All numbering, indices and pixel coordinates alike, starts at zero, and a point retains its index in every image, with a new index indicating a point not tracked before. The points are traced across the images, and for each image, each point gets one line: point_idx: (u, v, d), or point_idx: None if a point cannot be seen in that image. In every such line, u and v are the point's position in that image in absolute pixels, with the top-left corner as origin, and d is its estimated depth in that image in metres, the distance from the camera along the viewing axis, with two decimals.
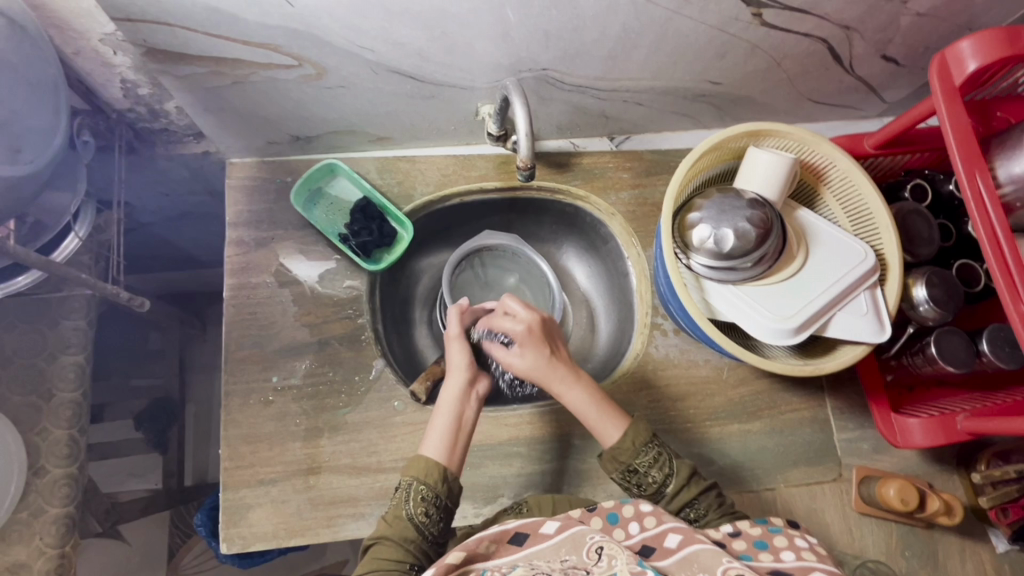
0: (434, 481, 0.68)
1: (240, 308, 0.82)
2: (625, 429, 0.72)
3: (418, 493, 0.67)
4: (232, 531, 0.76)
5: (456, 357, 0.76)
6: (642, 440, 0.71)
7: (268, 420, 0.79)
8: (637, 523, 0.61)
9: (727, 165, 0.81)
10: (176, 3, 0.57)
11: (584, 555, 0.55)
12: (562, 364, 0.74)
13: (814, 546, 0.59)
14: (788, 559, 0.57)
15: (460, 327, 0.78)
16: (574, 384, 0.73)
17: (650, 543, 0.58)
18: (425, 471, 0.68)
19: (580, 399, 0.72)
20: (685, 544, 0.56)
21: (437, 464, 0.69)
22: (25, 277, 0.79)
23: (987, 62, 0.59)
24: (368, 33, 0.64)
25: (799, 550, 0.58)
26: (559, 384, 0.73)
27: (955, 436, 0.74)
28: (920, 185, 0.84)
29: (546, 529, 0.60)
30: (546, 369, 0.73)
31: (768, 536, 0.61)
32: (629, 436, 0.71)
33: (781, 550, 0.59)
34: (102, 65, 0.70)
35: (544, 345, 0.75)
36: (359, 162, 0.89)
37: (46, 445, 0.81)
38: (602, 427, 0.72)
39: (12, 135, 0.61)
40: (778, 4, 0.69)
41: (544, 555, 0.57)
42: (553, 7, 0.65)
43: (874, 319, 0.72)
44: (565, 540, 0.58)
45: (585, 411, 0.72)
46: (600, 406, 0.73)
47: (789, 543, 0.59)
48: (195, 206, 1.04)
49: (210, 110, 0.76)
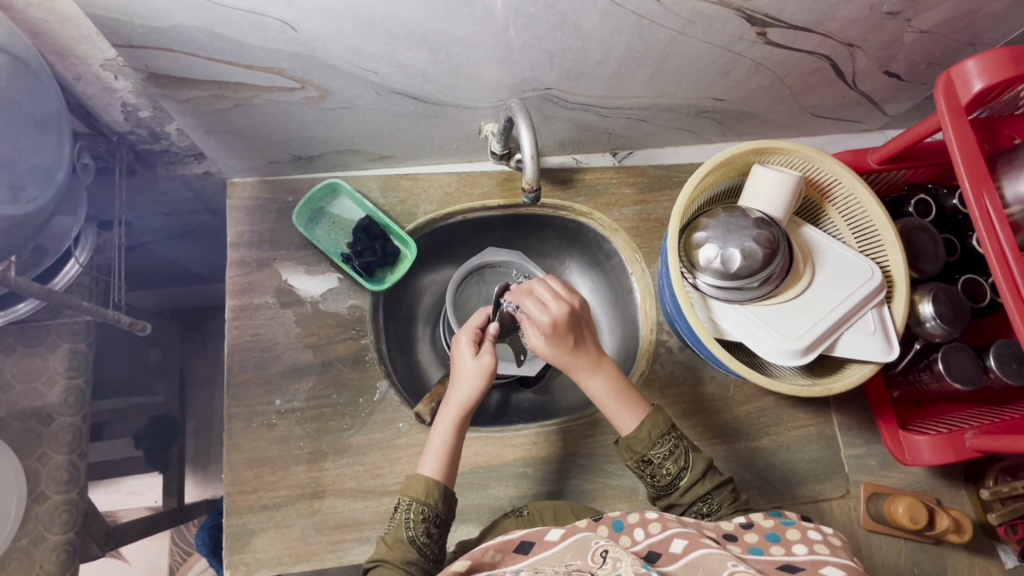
0: (435, 501, 0.67)
1: (243, 330, 0.82)
2: (642, 419, 0.70)
3: (418, 514, 0.66)
4: (236, 557, 0.75)
5: (478, 378, 0.74)
6: (658, 431, 0.69)
7: (271, 443, 0.78)
8: (642, 529, 0.59)
9: (731, 182, 0.80)
10: (179, 30, 0.57)
11: (589, 558, 0.54)
12: (583, 353, 0.73)
13: (827, 537, 0.57)
14: (800, 553, 0.55)
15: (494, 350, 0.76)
16: (594, 374, 0.72)
17: (657, 549, 0.56)
18: (426, 493, 0.67)
19: (599, 386, 0.72)
20: (691, 548, 0.54)
21: (435, 483, 0.68)
22: (26, 304, 0.77)
23: (993, 81, 0.59)
24: (372, 57, 0.64)
25: (811, 543, 0.56)
26: (578, 372, 0.73)
27: (964, 453, 0.73)
28: (924, 200, 0.84)
29: (550, 537, 0.59)
30: (564, 359, 0.73)
31: (780, 529, 0.59)
32: (645, 425, 0.69)
33: (794, 544, 0.56)
34: (103, 90, 0.70)
35: (567, 336, 0.72)
36: (361, 181, 0.89)
37: (45, 471, 0.80)
38: (616, 410, 0.71)
39: (14, 172, 0.62)
40: (783, 23, 0.69)
41: (550, 562, 0.56)
42: (558, 29, 0.64)
43: (882, 338, 0.72)
44: (570, 546, 0.57)
45: (602, 398, 0.72)
46: (618, 394, 0.72)
47: (801, 536, 0.57)
48: (195, 225, 1.03)
49: (212, 132, 0.76)
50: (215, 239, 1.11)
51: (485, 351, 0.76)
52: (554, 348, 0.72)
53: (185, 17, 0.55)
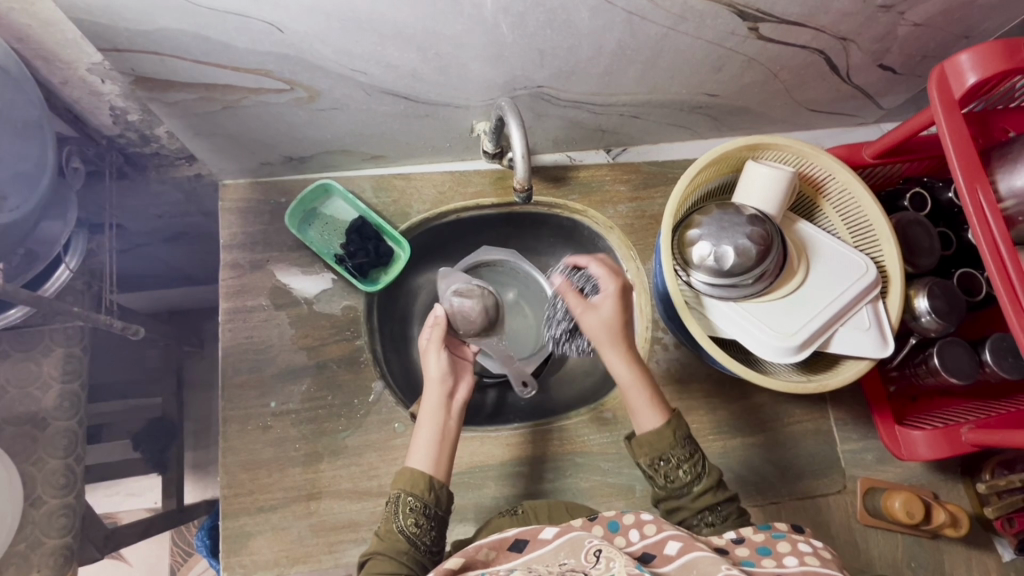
0: (422, 491, 0.67)
1: (237, 333, 0.82)
2: (663, 420, 0.70)
3: (406, 504, 0.66)
4: (233, 559, 0.75)
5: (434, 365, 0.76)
6: (682, 433, 0.69)
7: (266, 446, 0.78)
8: (637, 530, 0.59)
9: (725, 179, 0.80)
10: (164, 33, 0.56)
11: (583, 557, 0.54)
12: (626, 336, 0.75)
13: (818, 550, 0.57)
14: (791, 564, 0.55)
15: (442, 335, 0.79)
16: (628, 358, 0.73)
17: (651, 550, 0.56)
18: (411, 483, 0.67)
19: (629, 373, 0.72)
20: (685, 550, 0.54)
21: (425, 475, 0.68)
22: (18, 311, 0.77)
23: (987, 75, 0.58)
24: (360, 57, 0.64)
25: (802, 555, 0.56)
26: (614, 352, 0.74)
27: (961, 448, 0.73)
28: (919, 194, 0.83)
29: (545, 535, 0.59)
30: (607, 335, 0.74)
31: (770, 543, 0.58)
32: (671, 424, 0.69)
33: (784, 555, 0.56)
34: (90, 94, 0.69)
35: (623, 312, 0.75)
36: (354, 182, 0.89)
37: (42, 475, 0.80)
38: (641, 402, 0.71)
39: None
40: (775, 18, 0.68)
41: (544, 560, 0.56)
42: (547, 27, 0.64)
43: (876, 334, 0.71)
44: (563, 544, 0.57)
45: (630, 385, 0.72)
46: (645, 388, 0.72)
47: (792, 548, 0.57)
48: (189, 227, 1.03)
49: (201, 134, 0.75)
50: (209, 240, 1.11)
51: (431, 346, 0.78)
52: (609, 316, 0.74)
53: (170, 20, 0.55)
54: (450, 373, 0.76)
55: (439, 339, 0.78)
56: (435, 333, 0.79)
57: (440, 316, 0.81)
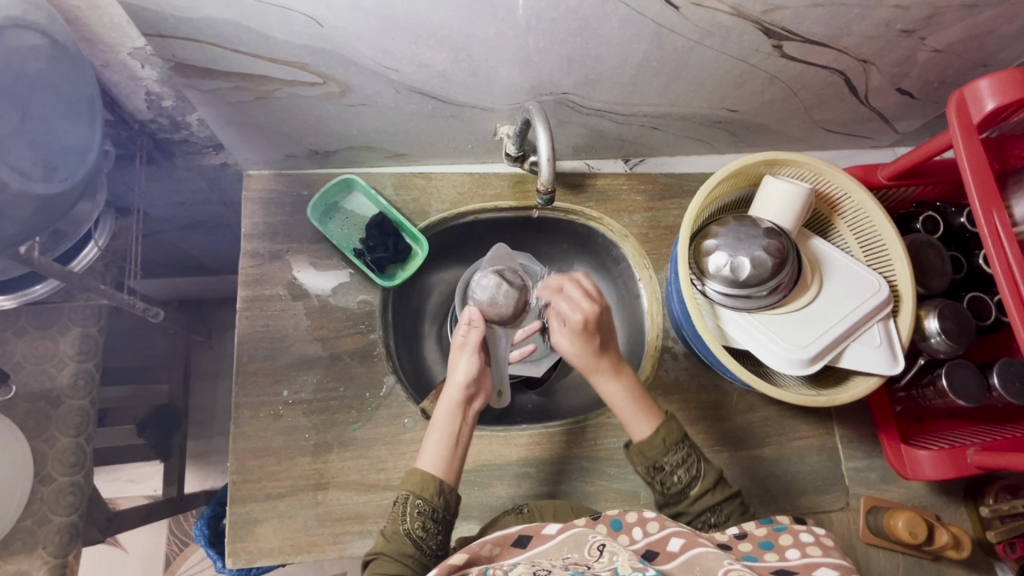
0: (431, 495, 0.67)
1: (253, 320, 0.83)
2: (658, 426, 0.71)
3: (415, 507, 0.67)
4: (238, 545, 0.75)
5: (465, 367, 0.76)
6: (673, 438, 0.70)
7: (277, 433, 0.79)
8: (640, 529, 0.60)
9: (743, 192, 0.81)
10: (208, 21, 0.58)
11: (587, 552, 0.54)
12: (606, 357, 0.74)
13: (821, 538, 0.58)
14: (795, 557, 0.56)
15: (479, 340, 0.79)
16: (613, 379, 0.73)
17: (655, 548, 0.57)
18: (420, 485, 0.68)
19: (617, 390, 0.73)
20: (688, 547, 0.55)
21: (435, 479, 0.68)
22: (43, 286, 0.79)
23: (1005, 101, 0.59)
24: (394, 55, 0.65)
25: (804, 546, 0.57)
26: (598, 376, 0.74)
27: (965, 469, 0.73)
28: (932, 217, 0.84)
29: (548, 530, 0.59)
30: (588, 361, 0.74)
31: (773, 536, 0.59)
32: (661, 433, 0.70)
33: (787, 548, 0.57)
34: (129, 78, 0.71)
35: (595, 338, 0.73)
36: (376, 178, 0.90)
37: (52, 452, 0.80)
38: (632, 418, 0.72)
39: (49, 154, 0.63)
40: (799, 37, 0.70)
41: (547, 555, 0.56)
42: (578, 35, 0.65)
43: (887, 351, 0.72)
44: (566, 539, 0.57)
45: (619, 403, 0.73)
46: (636, 401, 0.72)
47: (795, 540, 0.58)
48: (209, 216, 1.04)
49: (232, 122, 0.77)
50: (228, 230, 1.12)
51: (471, 352, 0.78)
52: (579, 349, 0.73)
53: (215, 9, 0.56)
54: (474, 381, 0.76)
55: (475, 342, 0.78)
56: (472, 335, 0.79)
57: (477, 318, 0.80)
